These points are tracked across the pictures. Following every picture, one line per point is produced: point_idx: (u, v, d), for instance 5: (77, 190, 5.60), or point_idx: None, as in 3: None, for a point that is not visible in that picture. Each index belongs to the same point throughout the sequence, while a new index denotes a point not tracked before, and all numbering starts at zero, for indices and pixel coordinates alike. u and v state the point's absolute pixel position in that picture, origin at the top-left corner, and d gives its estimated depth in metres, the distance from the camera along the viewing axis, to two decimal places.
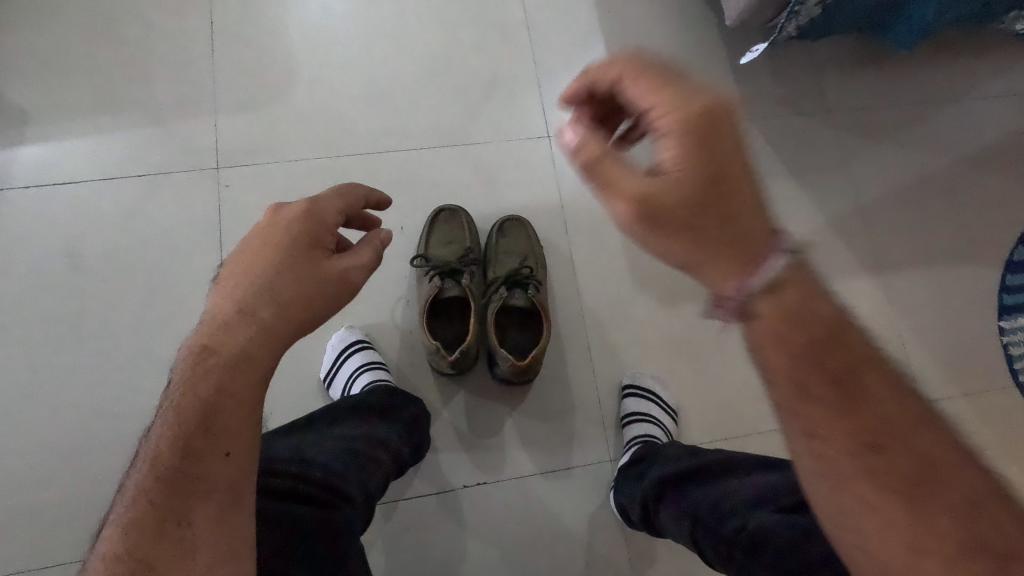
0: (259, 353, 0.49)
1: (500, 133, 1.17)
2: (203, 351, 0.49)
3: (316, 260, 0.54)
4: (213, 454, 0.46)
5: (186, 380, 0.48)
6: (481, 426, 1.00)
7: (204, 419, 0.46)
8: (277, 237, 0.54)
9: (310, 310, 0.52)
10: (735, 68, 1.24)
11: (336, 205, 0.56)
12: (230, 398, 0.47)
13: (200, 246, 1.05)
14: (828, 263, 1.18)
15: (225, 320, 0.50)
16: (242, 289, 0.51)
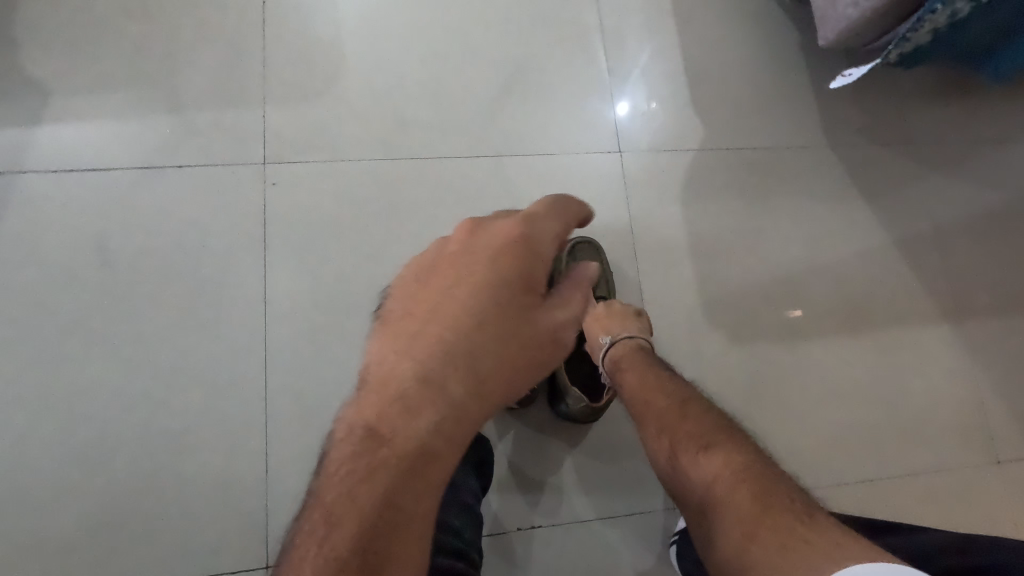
0: (444, 449, 0.51)
1: (568, 144, 1.09)
2: (374, 434, 0.51)
3: (523, 308, 0.61)
4: (385, 561, 0.45)
5: (354, 477, 0.49)
6: (539, 464, 0.93)
7: (366, 544, 0.46)
8: (484, 277, 0.60)
9: (501, 376, 0.58)
10: (818, 91, 1.17)
11: (536, 257, 0.62)
12: (416, 477, 0.49)
13: (242, 247, 0.97)
14: (905, 305, 1.11)
15: (407, 393, 0.53)
16: (450, 339, 0.57)
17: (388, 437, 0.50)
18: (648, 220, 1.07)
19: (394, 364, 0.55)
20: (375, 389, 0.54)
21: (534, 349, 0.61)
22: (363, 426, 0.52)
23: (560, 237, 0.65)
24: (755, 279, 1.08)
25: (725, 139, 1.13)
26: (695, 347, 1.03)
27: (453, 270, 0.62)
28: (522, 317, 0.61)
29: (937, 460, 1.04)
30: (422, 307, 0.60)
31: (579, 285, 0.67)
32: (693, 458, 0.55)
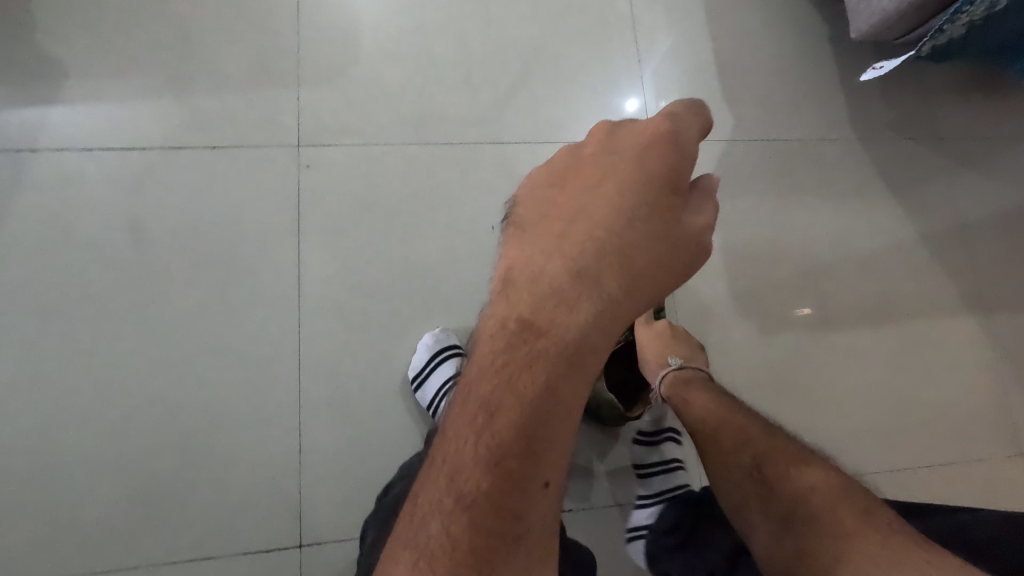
0: (600, 339, 0.44)
1: None
2: (524, 327, 0.43)
3: (670, 215, 0.47)
4: (535, 483, 0.41)
5: (507, 370, 0.43)
6: (570, 449, 0.94)
7: (527, 436, 0.41)
8: (622, 173, 0.48)
9: (656, 281, 0.46)
10: (847, 85, 1.18)
11: (677, 153, 0.47)
12: (562, 402, 0.42)
13: (276, 228, 0.97)
14: (930, 298, 1.12)
15: (559, 286, 0.44)
16: (585, 248, 0.45)
17: (541, 330, 0.43)
18: None
19: (536, 258, 0.46)
20: (517, 284, 0.45)
21: (691, 257, 0.48)
22: (513, 320, 0.44)
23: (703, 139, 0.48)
24: (784, 270, 1.09)
25: (755, 131, 1.14)
26: (724, 336, 1.04)
27: (591, 166, 0.49)
28: (675, 216, 0.47)
29: (961, 451, 1.05)
30: (558, 207, 0.48)
31: (703, 191, 0.49)
32: (792, 472, 0.63)
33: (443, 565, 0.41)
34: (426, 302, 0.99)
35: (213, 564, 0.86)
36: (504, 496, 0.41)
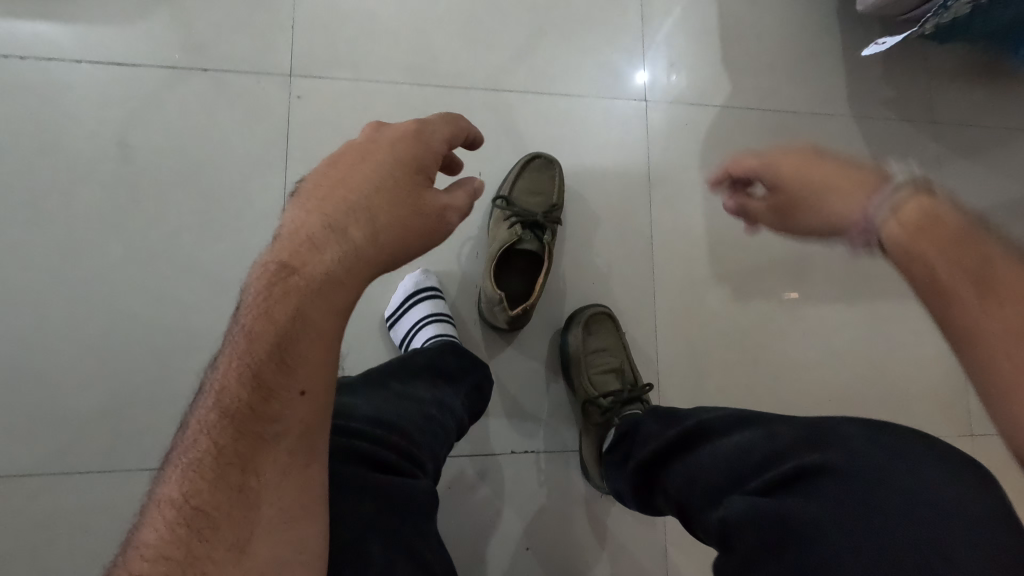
0: (348, 277, 0.46)
1: (595, 88, 1.08)
2: (279, 268, 0.45)
3: (422, 184, 0.51)
4: (288, 393, 0.43)
5: (262, 300, 0.44)
6: (530, 394, 0.96)
7: (276, 352, 0.43)
8: (377, 151, 0.51)
9: (407, 236, 0.49)
10: (847, 61, 1.17)
11: (424, 146, 0.52)
12: (311, 324, 0.44)
13: (264, 156, 0.97)
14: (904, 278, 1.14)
15: (311, 235, 0.46)
16: (337, 203, 0.48)
17: (294, 269, 0.45)
18: (667, 171, 1.08)
19: (297, 217, 0.47)
20: (279, 236, 0.47)
21: (435, 221, 0.51)
22: (272, 260, 0.45)
23: (449, 141, 0.54)
24: (764, 240, 1.10)
25: (751, 99, 1.14)
26: (699, 299, 1.05)
27: (359, 148, 0.52)
28: (426, 188, 0.51)
29: (915, 428, 1.08)
30: (325, 174, 0.50)
31: (464, 186, 0.55)
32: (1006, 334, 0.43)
33: (200, 475, 0.42)
34: None
35: None
36: (253, 410, 0.43)
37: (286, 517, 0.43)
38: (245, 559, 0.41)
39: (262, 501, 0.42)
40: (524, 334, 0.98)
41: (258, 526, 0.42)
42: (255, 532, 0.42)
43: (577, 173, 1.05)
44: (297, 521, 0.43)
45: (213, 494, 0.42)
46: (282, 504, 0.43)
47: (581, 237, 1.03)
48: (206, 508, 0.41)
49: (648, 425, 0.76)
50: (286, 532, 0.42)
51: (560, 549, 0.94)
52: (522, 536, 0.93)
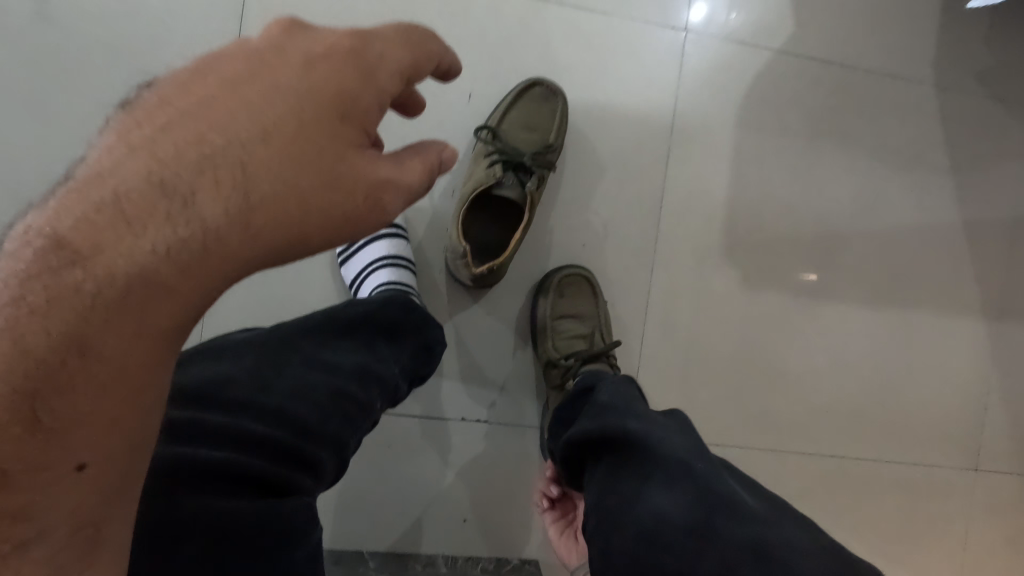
0: (182, 285, 0.29)
1: (631, 7, 0.88)
2: (51, 247, 0.28)
3: (338, 143, 0.34)
4: (55, 466, 0.28)
5: (10, 312, 0.27)
6: (490, 361, 0.85)
7: (32, 408, 0.27)
8: (279, 72, 0.33)
9: (299, 220, 0.32)
10: (946, 18, 0.96)
11: (360, 76, 0.34)
12: (97, 367, 0.28)
13: (213, 40, 0.80)
14: (949, 287, 0.98)
15: (124, 198, 0.29)
16: (183, 146, 0.30)
17: (83, 260, 0.28)
18: (699, 126, 0.91)
19: (111, 156, 0.29)
20: (70, 184, 0.29)
21: (351, 205, 0.34)
22: (45, 242, 0.28)
23: (405, 74, 0.36)
24: (794, 222, 0.94)
25: (817, 48, 0.93)
26: (705, 280, 0.91)
27: (250, 57, 0.33)
28: (349, 151, 0.34)
29: (915, 454, 0.97)
30: (183, 92, 0.31)
31: (419, 152, 0.38)
32: None
33: None
34: None
35: None
36: None
37: None
38: None
39: None
40: (495, 292, 0.85)
41: None
42: None
43: (589, 112, 0.87)
44: None
45: None
46: None
47: (580, 188, 0.87)
48: None
49: (602, 393, 0.60)
50: None
51: (501, 526, 0.86)
52: (463, 508, 0.85)
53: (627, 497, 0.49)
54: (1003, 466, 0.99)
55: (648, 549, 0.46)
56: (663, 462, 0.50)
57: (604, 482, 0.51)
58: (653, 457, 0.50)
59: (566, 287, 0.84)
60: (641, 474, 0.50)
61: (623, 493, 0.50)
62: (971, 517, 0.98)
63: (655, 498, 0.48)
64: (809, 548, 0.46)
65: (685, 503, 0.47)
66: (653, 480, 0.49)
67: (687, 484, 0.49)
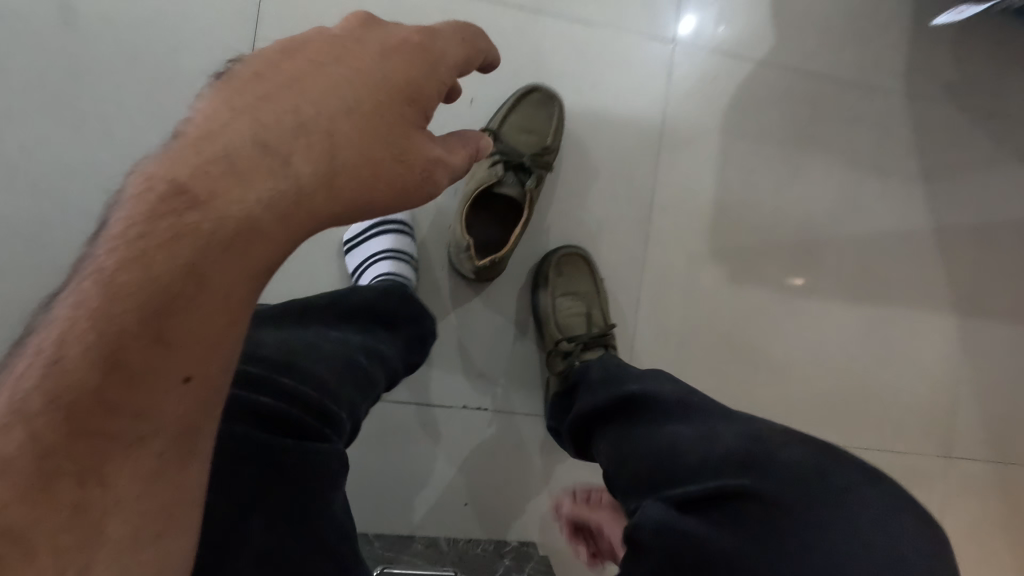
0: (276, 227, 0.33)
1: (624, 19, 0.94)
2: (173, 192, 0.32)
3: (404, 120, 0.39)
4: (165, 378, 0.31)
5: (140, 244, 0.31)
6: (490, 351, 0.90)
7: (152, 323, 0.31)
8: (357, 58, 0.38)
9: (372, 185, 0.37)
10: (916, 32, 1.03)
11: (425, 65, 0.40)
12: (207, 290, 0.31)
13: (228, 43, 0.83)
14: (921, 284, 1.04)
15: (232, 153, 0.33)
16: (282, 113, 0.34)
17: (201, 202, 0.32)
18: (687, 131, 0.96)
19: (219, 118, 0.34)
20: (183, 139, 0.33)
21: (412, 174, 0.39)
22: (168, 186, 0.32)
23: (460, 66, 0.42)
24: (776, 222, 1.00)
25: (797, 60, 1.00)
26: (693, 276, 0.97)
27: (333, 44, 0.38)
28: (412, 129, 0.39)
29: (891, 442, 1.02)
30: (278, 69, 0.36)
31: (463, 139, 0.44)
32: None
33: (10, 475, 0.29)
34: None
35: None
36: (106, 396, 0.30)
37: (145, 528, 0.32)
38: None
39: (108, 512, 0.31)
40: (496, 286, 0.90)
41: (102, 543, 0.31)
42: (97, 548, 0.31)
43: (584, 116, 0.93)
44: (150, 539, 0.32)
45: (27, 507, 0.29)
46: (137, 518, 0.32)
47: (576, 188, 0.93)
48: (18, 522, 0.29)
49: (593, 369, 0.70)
50: (142, 548, 0.32)
51: (500, 510, 0.90)
52: (463, 492, 0.89)
53: (642, 436, 0.58)
54: (974, 453, 1.05)
55: (674, 475, 0.53)
56: (662, 405, 0.60)
57: (619, 439, 0.60)
58: (656, 404, 0.60)
59: (564, 277, 0.89)
60: (653, 420, 0.59)
61: (640, 437, 0.58)
62: (945, 503, 1.03)
63: (664, 432, 0.57)
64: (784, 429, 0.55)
65: (689, 425, 0.57)
66: (659, 418, 0.59)
67: (685, 414, 0.58)
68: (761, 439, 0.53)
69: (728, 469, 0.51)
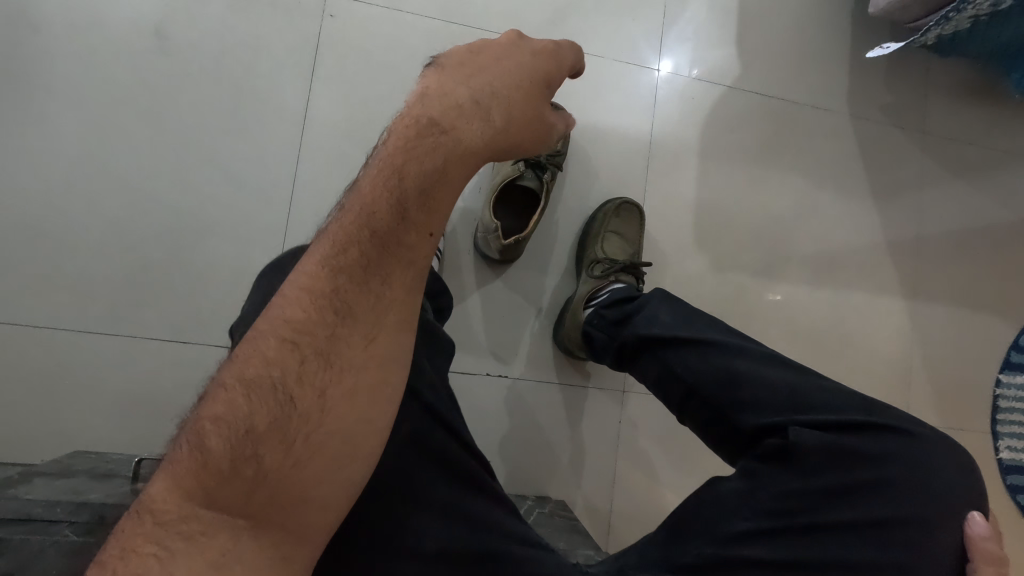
0: (481, 150, 0.51)
1: (616, 52, 1.13)
2: (429, 123, 0.49)
3: (546, 96, 0.55)
4: (421, 229, 0.48)
5: (412, 147, 0.48)
6: (510, 326, 1.04)
7: (422, 193, 0.48)
8: (518, 51, 0.55)
9: (524, 139, 0.54)
10: (855, 64, 1.24)
11: (559, 61, 0.56)
12: (450, 178, 0.49)
13: (290, 68, 1.00)
14: (874, 273, 1.22)
15: (459, 105, 0.50)
16: (480, 86, 0.52)
17: (446, 129, 0.50)
18: (671, 144, 1.15)
19: (445, 85, 0.51)
20: (425, 95, 0.51)
21: (548, 132, 0.56)
22: (425, 118, 0.49)
23: (575, 65, 0.58)
24: (747, 216, 1.18)
25: (758, 87, 1.20)
26: (680, 263, 1.13)
27: (504, 44, 0.55)
28: (550, 101, 0.56)
29: None
30: (474, 57, 0.53)
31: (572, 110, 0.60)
32: None
33: (342, 275, 0.46)
34: None
35: (184, 350, 0.94)
36: (394, 234, 0.47)
37: (403, 328, 0.49)
38: (372, 348, 0.47)
39: (386, 309, 0.48)
40: (514, 268, 1.05)
41: (383, 328, 0.48)
42: (380, 329, 0.48)
43: (586, 129, 1.11)
44: (404, 336, 0.49)
45: (350, 294, 0.47)
46: (399, 318, 0.48)
47: (581, 188, 1.10)
48: (347, 302, 0.46)
49: (662, 303, 0.72)
50: (399, 340, 0.49)
51: (523, 467, 1.02)
52: (490, 451, 1.01)
53: (748, 372, 0.62)
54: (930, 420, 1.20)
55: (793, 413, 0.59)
56: (768, 353, 0.63)
57: (705, 364, 0.64)
58: (760, 357, 0.63)
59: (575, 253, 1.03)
60: (757, 360, 0.62)
61: (743, 370, 0.62)
62: None
63: (776, 375, 0.61)
64: (904, 415, 0.59)
65: (802, 378, 0.61)
66: (769, 363, 0.62)
67: (801, 372, 0.61)
68: (880, 413, 0.58)
69: (848, 442, 0.56)
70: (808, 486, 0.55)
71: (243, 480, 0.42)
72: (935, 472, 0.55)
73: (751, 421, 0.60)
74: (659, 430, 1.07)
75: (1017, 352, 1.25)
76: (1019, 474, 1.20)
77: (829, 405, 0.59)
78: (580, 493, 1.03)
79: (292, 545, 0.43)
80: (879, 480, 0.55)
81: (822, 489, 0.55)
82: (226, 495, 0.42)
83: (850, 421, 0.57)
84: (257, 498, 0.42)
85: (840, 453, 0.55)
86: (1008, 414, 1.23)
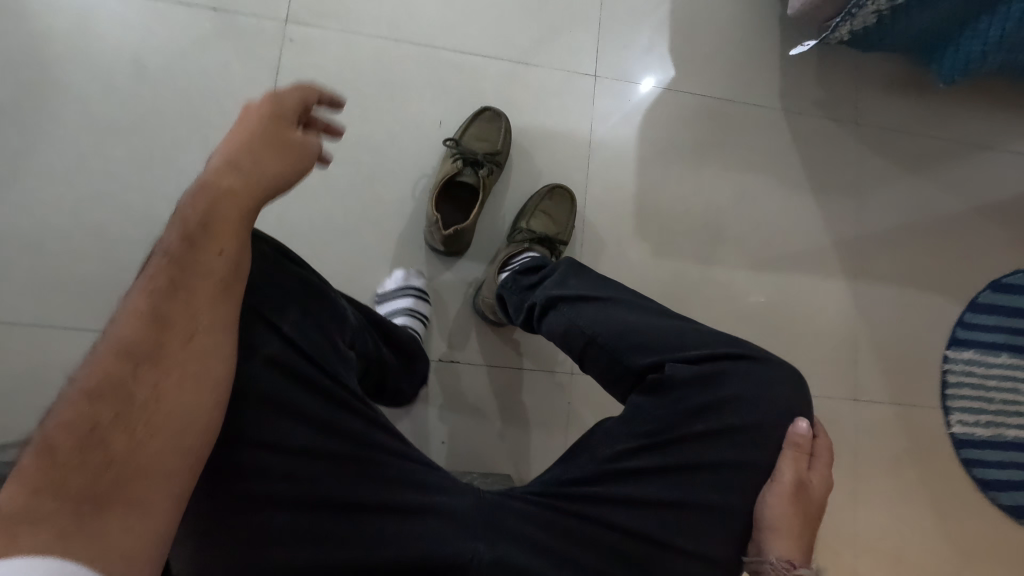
0: (240, 191, 0.56)
1: (556, 60, 1.23)
2: (192, 190, 0.56)
3: (282, 133, 0.60)
4: (208, 250, 0.53)
5: (182, 210, 0.55)
6: (461, 313, 1.11)
7: (198, 232, 0.54)
8: (244, 116, 0.60)
9: (281, 172, 0.58)
10: (785, 63, 1.32)
11: (282, 104, 0.61)
12: (222, 215, 0.54)
13: (253, 86, 1.11)
14: (815, 256, 1.28)
15: (206, 174, 0.56)
16: (219, 154, 0.57)
17: (211, 188, 0.55)
18: (611, 141, 1.23)
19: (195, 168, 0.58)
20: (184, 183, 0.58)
21: (303, 160, 0.61)
22: (187, 191, 0.56)
23: (302, 100, 0.63)
24: (688, 205, 1.25)
25: (693, 87, 1.29)
26: (623, 250, 1.20)
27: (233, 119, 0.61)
28: (289, 135, 0.60)
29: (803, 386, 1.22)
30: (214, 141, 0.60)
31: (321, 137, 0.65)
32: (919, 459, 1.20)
33: (150, 297, 0.51)
34: (370, 172, 1.12)
35: None
36: (191, 258, 0.53)
37: (217, 321, 0.52)
38: (189, 344, 0.51)
39: (198, 310, 0.52)
40: (463, 259, 1.13)
41: (198, 325, 0.52)
42: (196, 325, 0.52)
43: (529, 131, 1.20)
44: (222, 329, 0.53)
45: (158, 310, 0.51)
46: (213, 317, 0.52)
47: (525, 183, 1.18)
48: (155, 316, 0.51)
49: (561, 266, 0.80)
50: (213, 333, 0.52)
51: (476, 446, 1.08)
52: (444, 431, 1.07)
53: (633, 321, 0.71)
54: (879, 396, 1.24)
55: (668, 351, 0.68)
56: (651, 305, 0.73)
57: (602, 314, 0.72)
58: (648, 308, 0.73)
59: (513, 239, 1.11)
60: (638, 309, 0.72)
61: (630, 320, 0.71)
62: (854, 438, 1.21)
63: (656, 320, 0.71)
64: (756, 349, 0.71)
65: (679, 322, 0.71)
66: (653, 311, 0.72)
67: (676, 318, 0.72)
68: (740, 347, 0.69)
69: (708, 370, 0.67)
70: (683, 409, 0.65)
71: (77, 467, 0.45)
72: (775, 390, 0.67)
73: (641, 361, 0.69)
74: (606, 410, 1.13)
75: (964, 328, 1.29)
76: (972, 447, 1.23)
77: (697, 343, 0.69)
78: (532, 470, 1.09)
79: (140, 516, 0.46)
80: (731, 399, 0.65)
81: (689, 409, 0.65)
82: (73, 481, 0.44)
83: (718, 353, 0.67)
84: (108, 478, 0.46)
85: (705, 377, 0.66)
86: (958, 389, 1.26)
